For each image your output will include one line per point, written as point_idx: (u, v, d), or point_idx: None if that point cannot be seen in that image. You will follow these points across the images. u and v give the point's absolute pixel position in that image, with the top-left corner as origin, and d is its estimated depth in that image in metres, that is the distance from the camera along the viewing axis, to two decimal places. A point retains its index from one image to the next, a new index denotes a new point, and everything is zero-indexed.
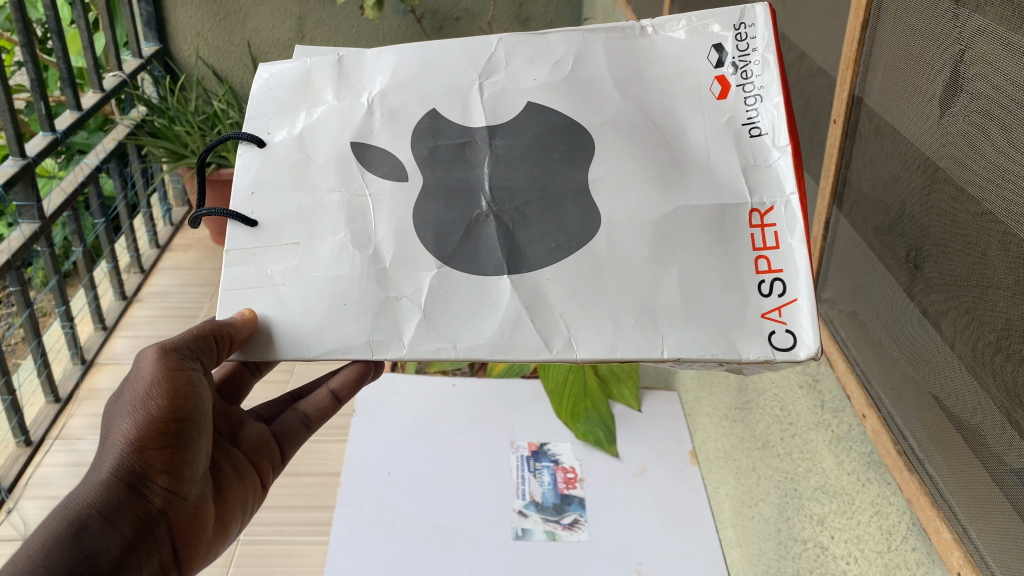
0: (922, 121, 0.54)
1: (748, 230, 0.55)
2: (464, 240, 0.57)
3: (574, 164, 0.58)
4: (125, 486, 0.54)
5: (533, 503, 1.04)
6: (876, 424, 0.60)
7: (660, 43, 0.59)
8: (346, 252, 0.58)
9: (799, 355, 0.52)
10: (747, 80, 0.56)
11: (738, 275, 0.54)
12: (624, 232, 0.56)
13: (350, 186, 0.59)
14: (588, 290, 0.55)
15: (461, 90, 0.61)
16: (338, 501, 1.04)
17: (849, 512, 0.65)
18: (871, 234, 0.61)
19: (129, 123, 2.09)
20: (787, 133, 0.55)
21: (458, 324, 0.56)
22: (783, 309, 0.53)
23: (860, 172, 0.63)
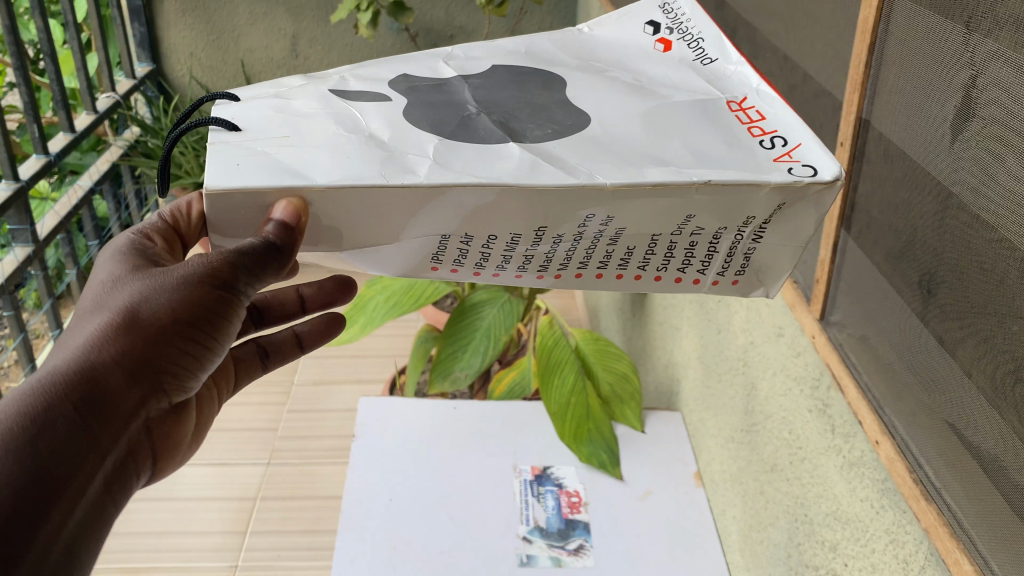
0: (933, 145, 0.53)
1: (731, 113, 0.55)
2: (461, 126, 0.52)
3: (550, 88, 0.57)
4: (118, 377, 0.48)
5: (537, 528, 1.02)
6: (889, 451, 0.59)
7: (597, 36, 0.64)
8: (343, 133, 0.50)
9: (826, 177, 0.47)
10: (688, 35, 0.62)
11: (737, 139, 0.52)
12: (614, 126, 0.53)
13: (335, 108, 0.53)
14: (596, 152, 0.50)
15: (428, 65, 0.60)
16: (339, 527, 1.02)
17: (863, 539, 0.64)
18: (882, 258, 0.60)
19: (123, 143, 2.09)
20: (735, 51, 0.60)
21: (475, 163, 0.48)
22: (792, 153, 0.50)
23: (869, 196, 0.62)
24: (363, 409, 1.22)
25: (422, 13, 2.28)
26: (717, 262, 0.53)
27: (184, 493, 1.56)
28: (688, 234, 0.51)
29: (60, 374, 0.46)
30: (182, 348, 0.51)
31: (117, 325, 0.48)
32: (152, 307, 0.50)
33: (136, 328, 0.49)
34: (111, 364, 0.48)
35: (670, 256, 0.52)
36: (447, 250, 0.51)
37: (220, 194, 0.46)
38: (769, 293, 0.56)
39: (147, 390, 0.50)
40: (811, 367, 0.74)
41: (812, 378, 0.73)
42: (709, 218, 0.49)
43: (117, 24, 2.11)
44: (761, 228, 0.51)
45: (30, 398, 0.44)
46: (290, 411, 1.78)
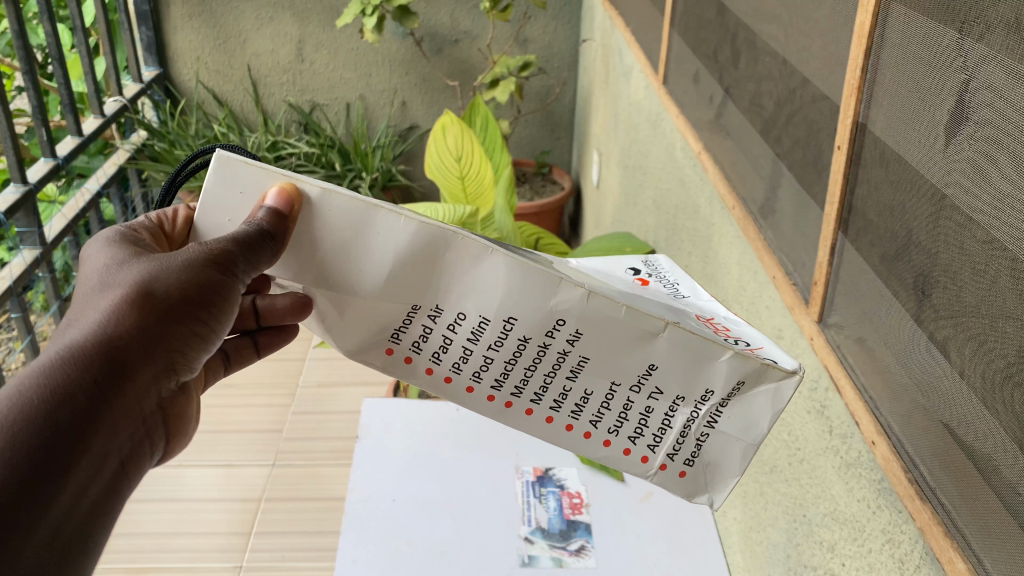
0: (928, 149, 0.54)
1: (692, 310, 0.61)
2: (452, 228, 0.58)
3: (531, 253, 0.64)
4: (133, 352, 0.49)
5: (539, 529, 1.03)
6: (886, 451, 0.59)
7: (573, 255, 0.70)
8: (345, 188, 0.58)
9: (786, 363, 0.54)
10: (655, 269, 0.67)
11: (697, 322, 0.58)
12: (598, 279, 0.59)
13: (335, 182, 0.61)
14: (574, 276, 0.57)
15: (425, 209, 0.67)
16: (343, 527, 1.03)
17: (860, 539, 0.64)
18: (878, 260, 0.61)
19: (131, 147, 2.12)
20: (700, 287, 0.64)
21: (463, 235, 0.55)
22: (750, 346, 0.55)
23: (865, 199, 0.63)
24: (367, 410, 1.24)
25: (427, 17, 2.29)
26: (667, 444, 0.57)
27: (189, 494, 1.57)
28: (647, 395, 0.56)
29: (81, 344, 0.47)
30: (189, 326, 0.53)
31: (130, 301, 0.50)
32: (160, 285, 0.52)
33: (151, 302, 0.51)
34: (126, 338, 0.49)
35: (624, 417, 0.56)
36: (413, 329, 0.56)
37: (233, 163, 0.54)
38: (710, 503, 0.58)
39: (160, 365, 0.52)
40: (809, 369, 0.74)
41: (810, 379, 0.74)
42: (670, 381, 0.55)
43: (125, 29, 2.13)
44: (717, 412, 0.56)
45: (49, 368, 0.45)
46: (295, 413, 1.79)
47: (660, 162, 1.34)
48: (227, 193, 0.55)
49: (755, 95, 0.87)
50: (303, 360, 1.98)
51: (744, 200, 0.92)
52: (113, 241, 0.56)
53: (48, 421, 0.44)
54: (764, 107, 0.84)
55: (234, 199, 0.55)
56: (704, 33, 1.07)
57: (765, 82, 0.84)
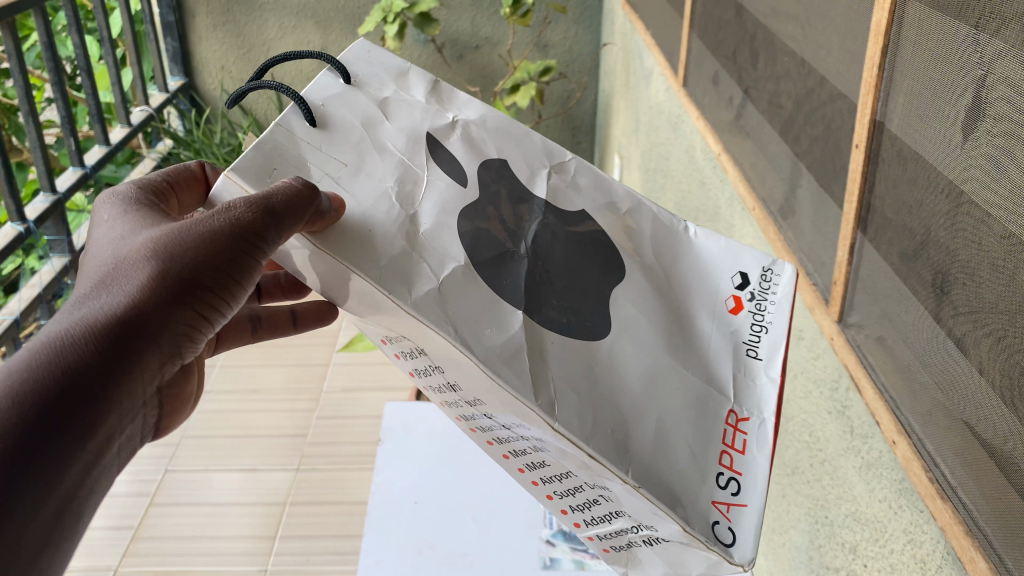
0: (946, 146, 0.54)
1: (721, 425, 0.55)
2: (495, 261, 0.56)
3: (606, 272, 0.59)
4: (148, 330, 0.50)
5: (560, 532, 1.03)
6: (906, 451, 0.59)
7: (696, 248, 0.63)
8: (387, 201, 0.56)
9: (733, 554, 0.49)
10: (759, 312, 0.60)
11: (704, 454, 0.53)
12: (623, 356, 0.55)
13: (412, 158, 0.59)
14: (580, 376, 0.53)
15: (531, 166, 0.64)
16: (365, 531, 1.04)
17: (882, 541, 0.64)
18: (897, 258, 0.61)
19: (157, 155, 2.18)
20: (780, 366, 0.57)
21: (464, 312, 0.52)
22: (731, 506, 0.52)
23: (883, 197, 0.62)
24: (389, 413, 1.25)
25: (448, 24, 2.31)
26: (606, 530, 0.54)
27: (214, 498, 1.59)
28: (594, 493, 0.53)
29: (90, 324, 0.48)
30: (206, 304, 0.53)
31: (148, 276, 0.51)
32: (180, 261, 0.52)
33: (168, 279, 0.51)
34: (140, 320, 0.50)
35: (572, 494, 0.54)
36: (416, 358, 0.55)
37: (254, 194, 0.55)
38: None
39: (174, 345, 0.52)
40: (830, 369, 0.74)
41: (830, 379, 0.74)
42: (621, 501, 0.52)
43: (151, 40, 2.18)
44: (655, 539, 0.52)
45: (58, 347, 0.47)
46: (320, 418, 1.81)
47: (681, 164, 1.34)
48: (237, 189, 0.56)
49: (774, 95, 0.87)
50: (326, 365, 2.00)
51: (764, 200, 0.91)
52: (119, 215, 0.56)
53: (53, 404, 0.46)
54: (782, 107, 0.84)
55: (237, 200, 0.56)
56: (723, 35, 1.07)
57: (783, 82, 0.84)
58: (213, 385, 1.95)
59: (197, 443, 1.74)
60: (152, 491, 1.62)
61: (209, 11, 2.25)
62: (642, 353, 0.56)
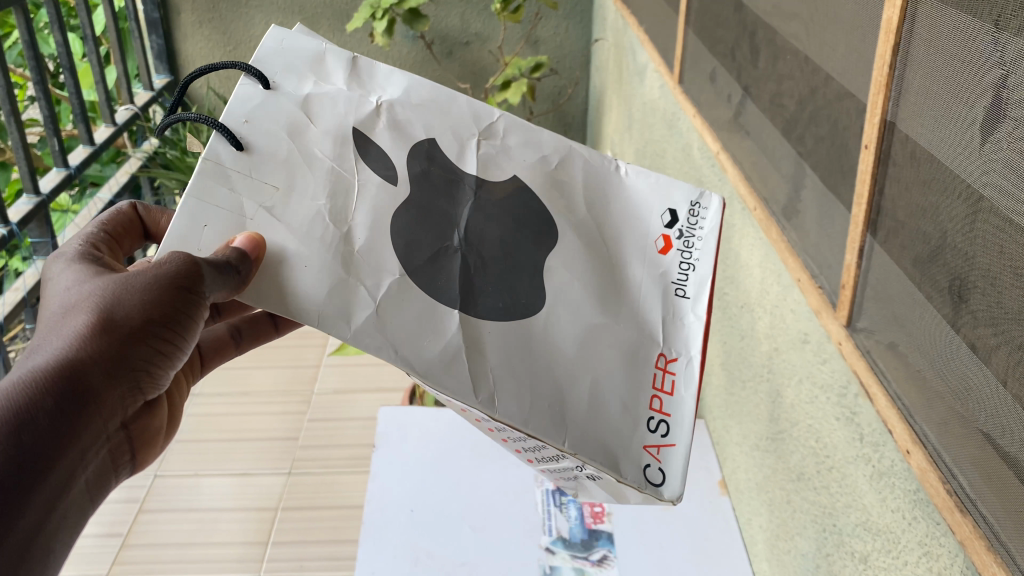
0: (963, 148, 0.52)
1: (652, 368, 0.62)
2: (431, 262, 0.60)
3: (538, 243, 0.63)
4: (97, 374, 0.56)
5: (560, 539, 1.01)
6: (921, 461, 0.57)
7: (628, 188, 0.66)
8: (321, 220, 0.59)
9: (662, 493, 0.58)
10: (688, 249, 0.65)
11: (636, 402, 0.60)
12: (556, 322, 0.61)
13: (342, 164, 0.61)
14: (517, 359, 0.59)
15: (460, 136, 0.65)
16: (360, 539, 1.02)
17: (895, 552, 0.62)
18: (910, 263, 0.59)
19: (142, 156, 2.12)
20: (705, 306, 0.63)
21: (402, 334, 0.57)
22: (661, 448, 0.60)
23: (894, 200, 0.61)
24: (382, 417, 1.22)
25: (437, 20, 2.28)
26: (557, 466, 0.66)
27: (205, 504, 1.57)
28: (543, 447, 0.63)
29: (45, 370, 0.54)
30: (151, 346, 0.60)
31: (93, 325, 0.57)
32: (121, 311, 0.58)
33: (112, 328, 0.57)
34: (90, 364, 0.56)
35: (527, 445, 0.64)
36: None
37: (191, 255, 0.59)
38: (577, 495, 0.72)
39: (125, 386, 0.59)
40: (837, 375, 0.72)
41: (839, 385, 0.72)
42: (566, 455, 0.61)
43: (135, 37, 2.14)
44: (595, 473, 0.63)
45: (17, 389, 0.52)
46: (311, 420, 1.79)
47: (676, 163, 1.32)
48: (185, 244, 0.59)
49: (775, 94, 0.85)
50: (318, 367, 1.98)
51: (766, 200, 0.90)
52: (64, 273, 0.62)
53: (15, 441, 0.51)
54: (784, 107, 0.83)
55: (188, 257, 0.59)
56: (721, 33, 1.06)
57: (785, 82, 0.82)
58: (203, 388, 1.92)
59: (185, 449, 1.71)
60: (142, 497, 1.59)
61: (195, 8, 2.22)
62: (575, 320, 0.61)
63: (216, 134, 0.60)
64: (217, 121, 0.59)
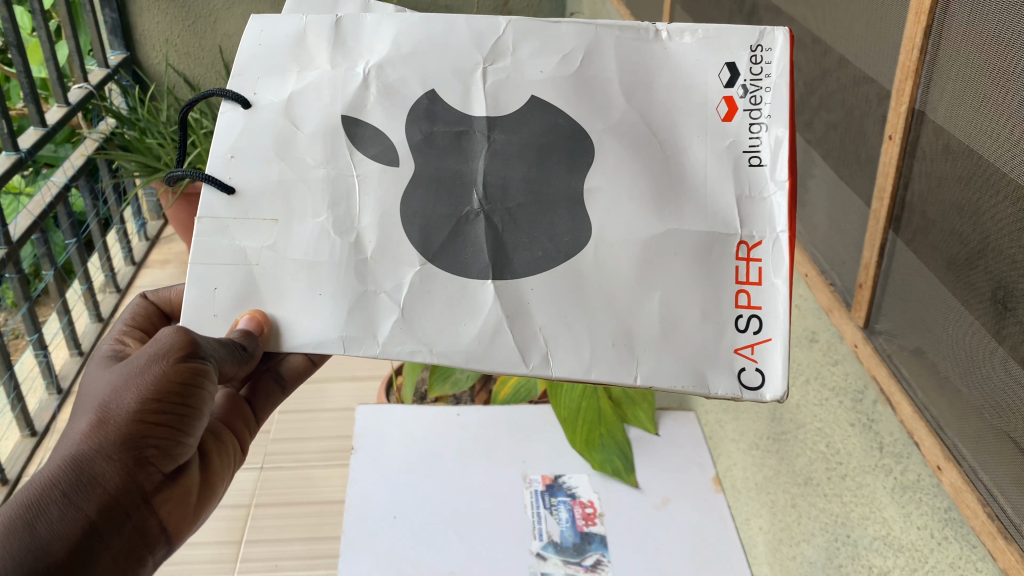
0: (1007, 144, 0.47)
1: (732, 262, 0.52)
2: (451, 237, 0.53)
3: (571, 168, 0.53)
4: (101, 471, 0.49)
5: (551, 543, 0.97)
6: (955, 480, 0.53)
7: (674, 52, 0.53)
8: (326, 238, 0.53)
9: (765, 396, 0.50)
10: (756, 106, 0.52)
11: (716, 308, 0.51)
12: (608, 248, 0.52)
13: (336, 163, 0.54)
14: (568, 302, 0.52)
15: (463, 73, 0.54)
16: (342, 549, 0.97)
17: (921, 571, 0.58)
18: (943, 265, 0.55)
19: (99, 136, 1.97)
20: (786, 168, 0.51)
21: (435, 329, 0.52)
22: (755, 347, 0.51)
23: (924, 196, 0.56)
24: (361, 416, 1.16)
25: None
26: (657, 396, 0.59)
27: None
28: None
29: (45, 479, 0.48)
30: (167, 426, 0.52)
31: (92, 420, 0.50)
32: (121, 399, 0.51)
33: (112, 419, 0.50)
34: (95, 459, 0.49)
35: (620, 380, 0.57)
36: None
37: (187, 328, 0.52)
38: None
39: (145, 473, 0.51)
40: (852, 378, 0.68)
41: (853, 389, 0.68)
42: None
43: (88, 11, 2.01)
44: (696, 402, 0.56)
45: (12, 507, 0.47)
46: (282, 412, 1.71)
47: None
48: (199, 312, 0.54)
49: None
50: None
51: None
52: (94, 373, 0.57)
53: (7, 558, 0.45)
54: None
55: (206, 325, 0.54)
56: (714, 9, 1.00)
57: None
58: None
59: None
60: None
61: None
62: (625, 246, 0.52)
63: (203, 185, 0.54)
64: (203, 172, 0.53)
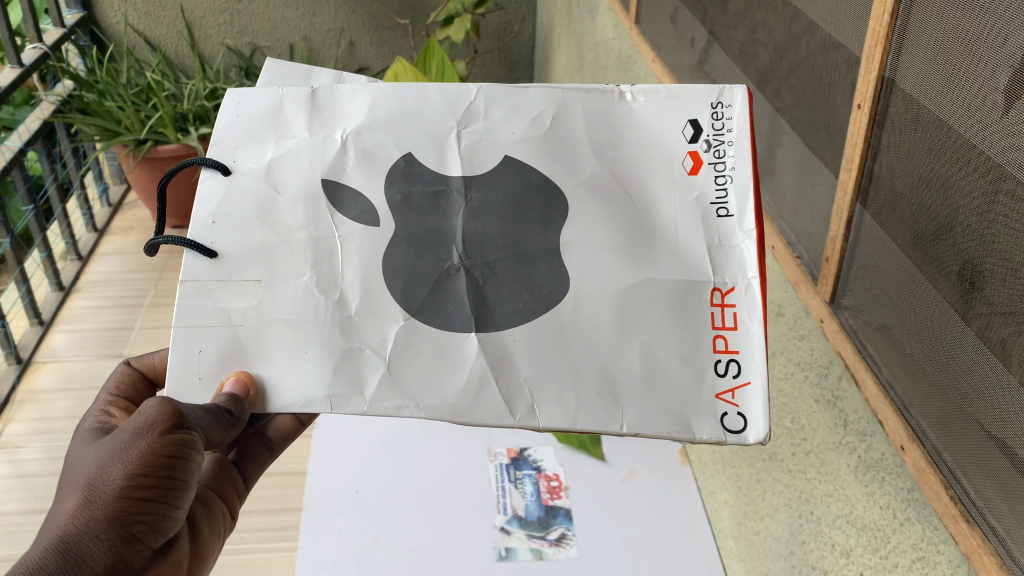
0: (977, 114, 0.45)
1: (708, 308, 0.50)
2: (433, 295, 0.51)
3: (547, 225, 0.52)
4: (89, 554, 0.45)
5: (515, 518, 0.96)
6: (919, 461, 0.52)
7: (637, 112, 0.53)
8: (310, 297, 0.51)
9: (748, 439, 0.49)
10: (720, 160, 0.51)
11: (695, 353, 0.50)
12: (585, 299, 0.51)
13: (317, 225, 0.52)
14: (551, 354, 0.50)
15: (437, 137, 0.53)
16: (302, 525, 0.95)
17: (883, 551, 0.57)
18: (911, 240, 0.53)
19: (55, 99, 1.85)
20: (754, 219, 0.50)
21: (421, 384, 0.50)
22: (736, 391, 0.49)
23: (892, 167, 0.54)
24: None
25: None
26: None
27: None
28: None
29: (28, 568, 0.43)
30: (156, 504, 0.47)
31: (76, 501, 0.46)
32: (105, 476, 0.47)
33: (98, 496, 0.46)
34: (82, 540, 0.45)
35: None
36: None
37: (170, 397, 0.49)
38: None
39: (139, 555, 0.46)
40: (817, 353, 0.67)
41: (819, 365, 0.66)
42: None
43: None
44: None
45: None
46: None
47: None
48: (184, 375, 0.51)
49: (747, 41, 0.77)
50: None
51: None
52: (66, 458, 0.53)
53: None
54: (758, 55, 0.75)
55: (189, 390, 0.51)
56: None
57: (759, 28, 0.74)
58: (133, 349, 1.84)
59: None
60: None
61: None
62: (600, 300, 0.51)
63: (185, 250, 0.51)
64: (184, 237, 0.51)
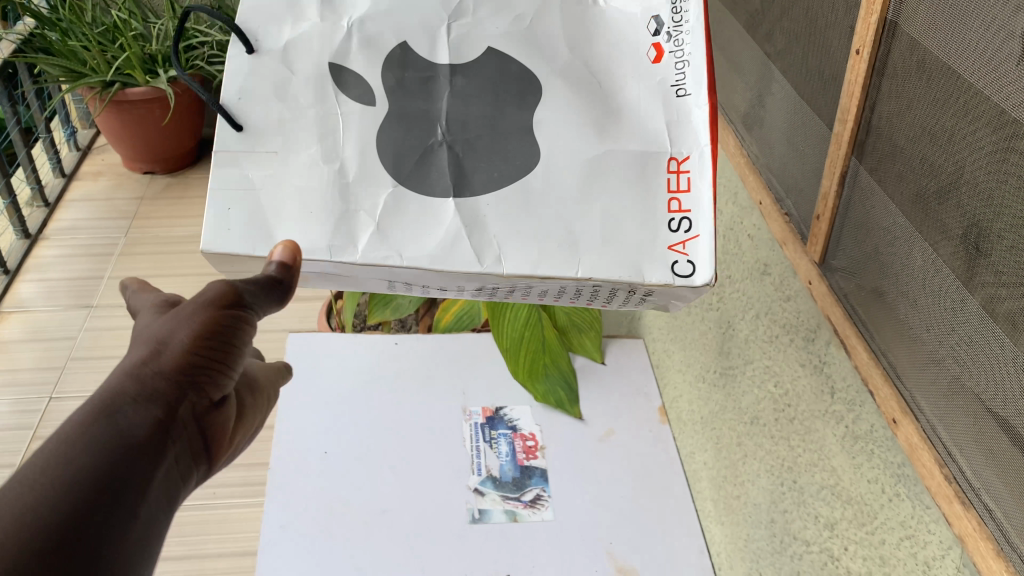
0: (989, 63, 0.40)
1: (663, 175, 0.49)
2: (419, 164, 0.49)
3: (522, 104, 0.50)
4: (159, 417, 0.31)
5: (489, 478, 0.93)
6: (911, 435, 0.49)
7: (618, 4, 0.52)
8: (316, 166, 0.48)
9: (697, 282, 0.47)
10: (682, 49, 0.50)
11: (651, 216, 0.48)
12: (551, 161, 0.49)
13: (325, 104, 0.49)
14: (519, 212, 0.48)
15: (425, 26, 0.51)
16: (268, 487, 0.91)
17: (869, 526, 0.55)
18: (910, 199, 0.49)
19: (17, 36, 1.72)
20: (707, 90, 0.49)
21: (405, 236, 0.48)
22: (687, 243, 0.47)
23: (892, 119, 0.50)
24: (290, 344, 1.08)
25: None
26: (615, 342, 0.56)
27: None
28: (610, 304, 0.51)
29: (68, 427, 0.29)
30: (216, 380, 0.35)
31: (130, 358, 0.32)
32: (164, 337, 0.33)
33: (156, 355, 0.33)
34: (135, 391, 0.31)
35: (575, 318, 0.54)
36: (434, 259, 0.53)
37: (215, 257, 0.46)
38: None
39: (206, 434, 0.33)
40: (804, 316, 0.63)
41: (806, 327, 0.63)
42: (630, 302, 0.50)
43: None
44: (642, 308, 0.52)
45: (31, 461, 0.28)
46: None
47: None
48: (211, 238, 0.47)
49: None
50: None
51: (723, 104, 0.79)
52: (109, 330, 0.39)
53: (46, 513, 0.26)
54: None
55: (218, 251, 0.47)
56: None
57: None
58: None
59: None
60: None
61: None
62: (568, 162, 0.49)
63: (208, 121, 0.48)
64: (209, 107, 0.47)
